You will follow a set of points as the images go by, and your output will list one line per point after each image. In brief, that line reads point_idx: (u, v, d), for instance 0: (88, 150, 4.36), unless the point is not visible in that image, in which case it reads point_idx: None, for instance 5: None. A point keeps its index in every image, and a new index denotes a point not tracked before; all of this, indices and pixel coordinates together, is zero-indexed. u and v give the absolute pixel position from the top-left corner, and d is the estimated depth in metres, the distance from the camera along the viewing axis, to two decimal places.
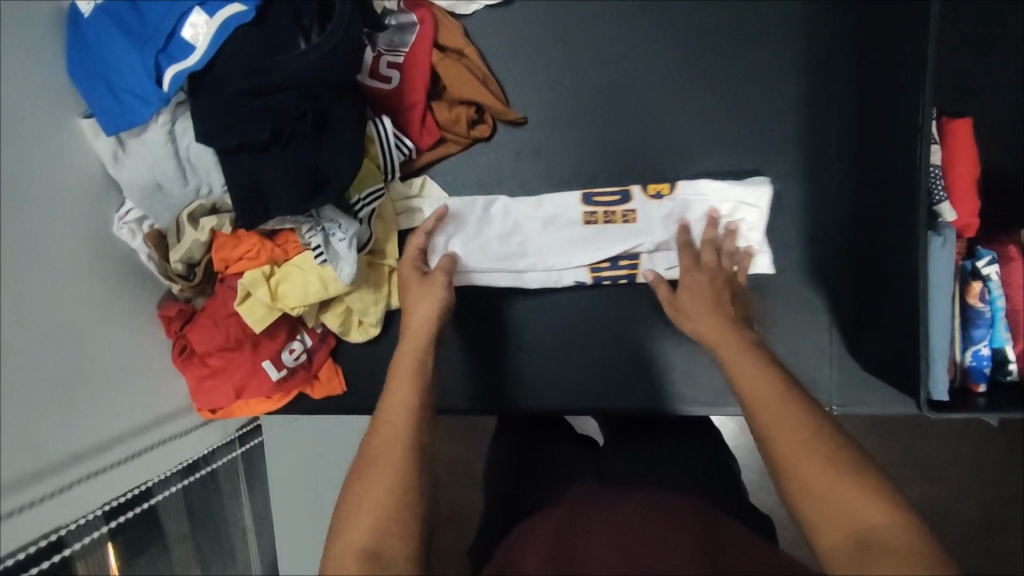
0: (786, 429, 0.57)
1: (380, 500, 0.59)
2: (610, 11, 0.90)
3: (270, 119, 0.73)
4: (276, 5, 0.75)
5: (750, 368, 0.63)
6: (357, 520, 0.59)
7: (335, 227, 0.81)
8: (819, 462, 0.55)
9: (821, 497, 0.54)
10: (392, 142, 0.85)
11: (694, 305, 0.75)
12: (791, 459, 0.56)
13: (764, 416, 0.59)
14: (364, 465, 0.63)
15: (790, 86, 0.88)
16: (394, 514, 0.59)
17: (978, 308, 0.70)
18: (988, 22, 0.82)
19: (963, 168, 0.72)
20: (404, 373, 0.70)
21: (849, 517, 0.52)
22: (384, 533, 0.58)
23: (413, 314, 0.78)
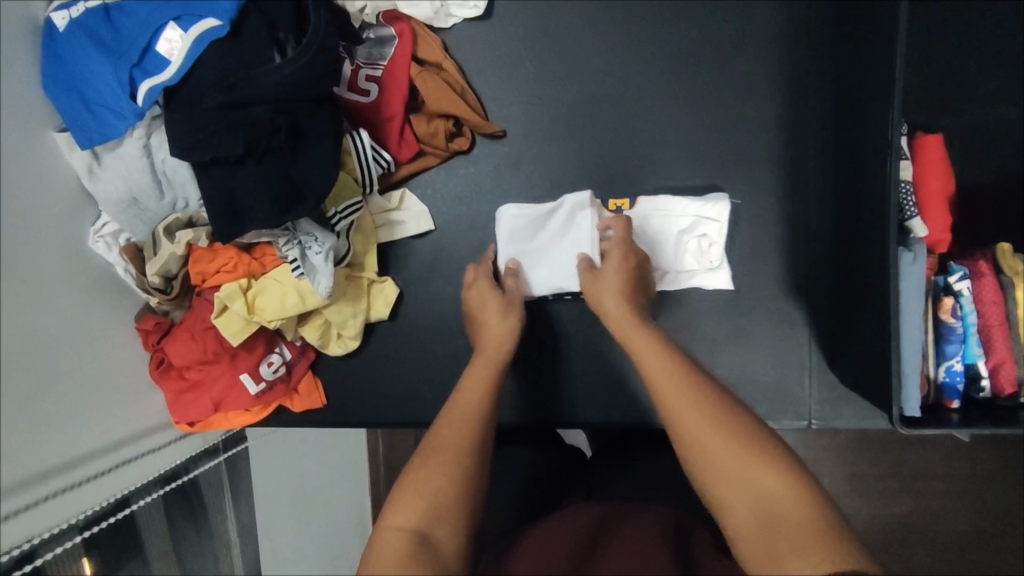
0: (694, 413, 0.59)
1: (438, 486, 0.58)
2: (589, 26, 0.91)
3: (242, 134, 0.72)
4: (251, 19, 0.75)
5: (658, 357, 0.65)
6: (407, 503, 0.57)
7: (312, 240, 0.81)
8: (726, 443, 0.57)
9: (725, 475, 0.56)
10: (369, 154, 0.85)
11: (613, 279, 0.77)
12: (696, 441, 0.58)
13: (671, 404, 0.61)
14: (425, 451, 0.61)
15: (768, 100, 0.88)
16: (444, 510, 0.57)
17: (950, 324, 0.70)
18: (961, 37, 0.83)
19: (934, 183, 0.72)
20: (475, 383, 0.71)
21: (757, 497, 0.54)
22: (434, 520, 0.56)
23: (489, 325, 0.81)
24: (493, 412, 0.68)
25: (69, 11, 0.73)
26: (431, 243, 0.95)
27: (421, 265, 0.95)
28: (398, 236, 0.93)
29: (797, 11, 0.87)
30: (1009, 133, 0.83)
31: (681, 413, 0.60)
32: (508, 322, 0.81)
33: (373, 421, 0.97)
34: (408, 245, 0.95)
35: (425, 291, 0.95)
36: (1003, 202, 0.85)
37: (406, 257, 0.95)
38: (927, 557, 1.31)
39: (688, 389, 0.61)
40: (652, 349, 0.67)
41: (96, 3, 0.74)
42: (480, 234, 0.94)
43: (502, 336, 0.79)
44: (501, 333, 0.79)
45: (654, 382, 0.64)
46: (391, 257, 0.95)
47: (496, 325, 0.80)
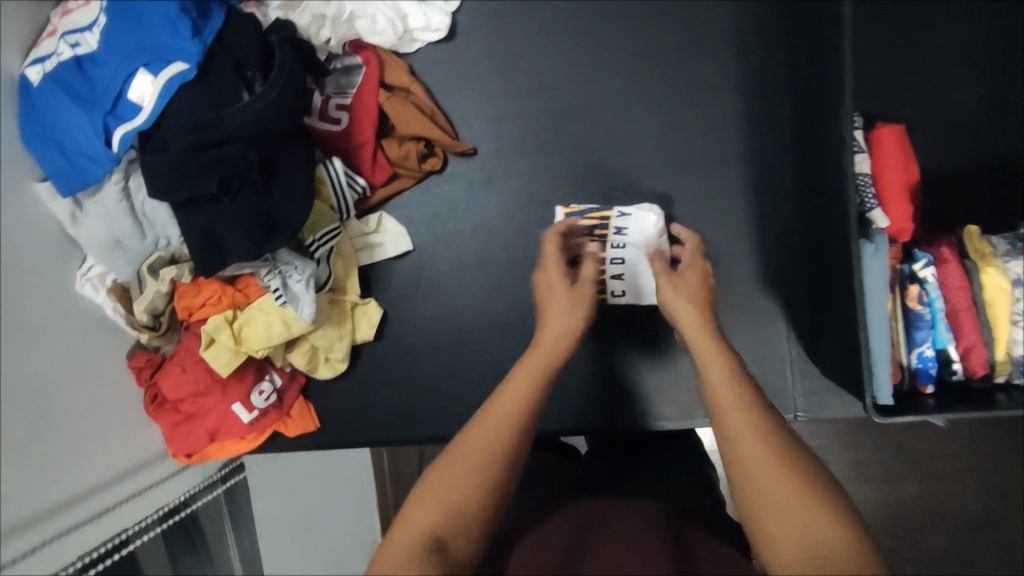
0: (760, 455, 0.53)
1: (460, 490, 0.52)
2: (551, 40, 0.93)
3: (216, 173, 0.76)
4: (217, 61, 0.78)
5: (725, 384, 0.60)
6: (426, 506, 0.51)
7: (292, 270, 0.84)
8: (791, 484, 0.51)
9: (777, 507, 0.50)
10: (343, 181, 0.87)
11: (677, 297, 0.74)
12: (758, 480, 0.52)
13: (732, 440, 0.55)
14: (456, 447, 0.56)
15: (730, 101, 0.90)
16: (466, 516, 0.51)
17: (918, 311, 0.71)
18: (911, 28, 0.84)
19: (892, 172, 0.73)
20: (525, 374, 0.62)
21: (809, 532, 0.48)
22: (456, 525, 0.51)
23: (552, 317, 0.72)
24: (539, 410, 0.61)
25: (43, 65, 0.74)
26: (411, 263, 0.97)
27: (403, 284, 0.97)
28: (378, 258, 0.95)
29: (751, 14, 0.89)
30: (966, 118, 0.85)
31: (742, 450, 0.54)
32: (569, 319, 0.71)
33: (366, 441, 0.98)
34: (389, 266, 0.97)
35: (408, 310, 0.97)
36: (968, 185, 0.86)
37: (388, 278, 0.97)
38: (937, 539, 1.31)
39: (755, 426, 0.55)
40: (720, 371, 0.61)
41: (68, 55, 0.75)
42: (459, 251, 0.96)
43: (563, 331, 0.69)
44: (563, 321, 0.70)
45: (719, 411, 0.58)
46: (373, 279, 0.97)
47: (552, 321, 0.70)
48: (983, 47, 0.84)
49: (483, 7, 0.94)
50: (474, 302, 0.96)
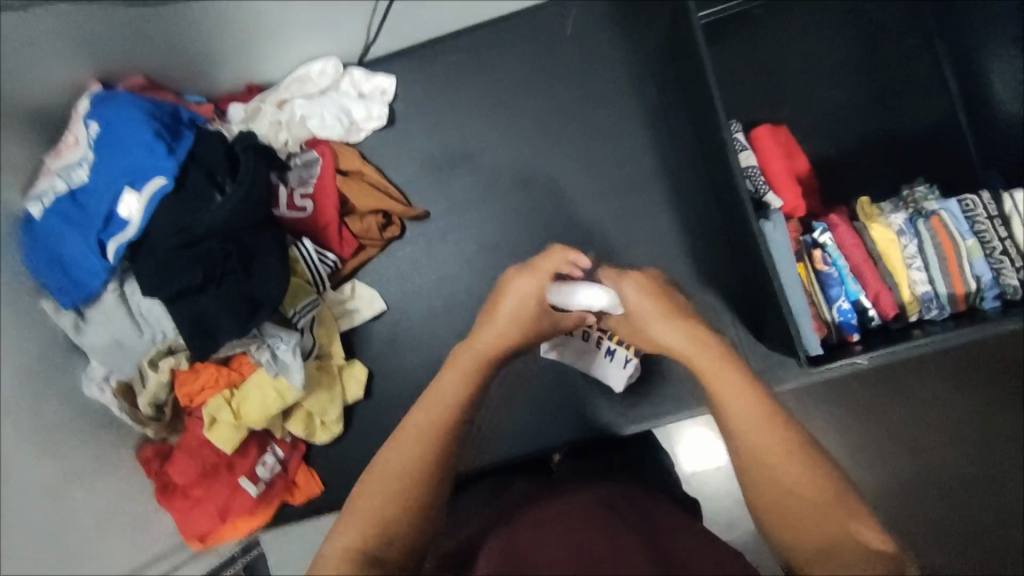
0: (768, 448, 0.57)
1: (381, 507, 0.57)
2: (477, 108, 1.07)
3: (199, 266, 0.87)
4: (191, 173, 0.89)
5: (727, 377, 0.62)
6: (356, 522, 0.56)
7: (278, 341, 0.92)
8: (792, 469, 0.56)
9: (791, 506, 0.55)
10: (315, 258, 0.99)
11: (647, 304, 0.74)
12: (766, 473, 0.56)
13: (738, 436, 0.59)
14: (374, 469, 0.59)
15: (637, 132, 1.04)
16: (391, 527, 0.56)
17: (825, 271, 0.81)
18: (775, 42, 0.98)
19: (776, 161, 0.86)
20: (444, 387, 0.65)
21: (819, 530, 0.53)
22: (383, 538, 0.56)
23: (485, 332, 0.73)
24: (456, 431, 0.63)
25: (42, 201, 0.80)
26: (386, 321, 1.06)
27: (383, 341, 1.06)
28: (357, 321, 1.05)
29: (640, 57, 1.04)
30: (835, 111, 0.98)
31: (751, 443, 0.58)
32: (507, 333, 0.73)
33: None
34: (367, 328, 1.07)
35: (391, 364, 1.06)
36: (853, 164, 0.97)
37: (368, 339, 1.06)
38: None
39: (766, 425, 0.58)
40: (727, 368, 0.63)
41: (62, 189, 0.82)
42: (428, 303, 1.06)
43: (493, 341, 0.72)
44: (492, 335, 0.73)
45: (726, 404, 0.61)
46: (355, 342, 1.06)
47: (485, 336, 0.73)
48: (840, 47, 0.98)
49: (412, 93, 1.08)
50: (448, 346, 1.05)
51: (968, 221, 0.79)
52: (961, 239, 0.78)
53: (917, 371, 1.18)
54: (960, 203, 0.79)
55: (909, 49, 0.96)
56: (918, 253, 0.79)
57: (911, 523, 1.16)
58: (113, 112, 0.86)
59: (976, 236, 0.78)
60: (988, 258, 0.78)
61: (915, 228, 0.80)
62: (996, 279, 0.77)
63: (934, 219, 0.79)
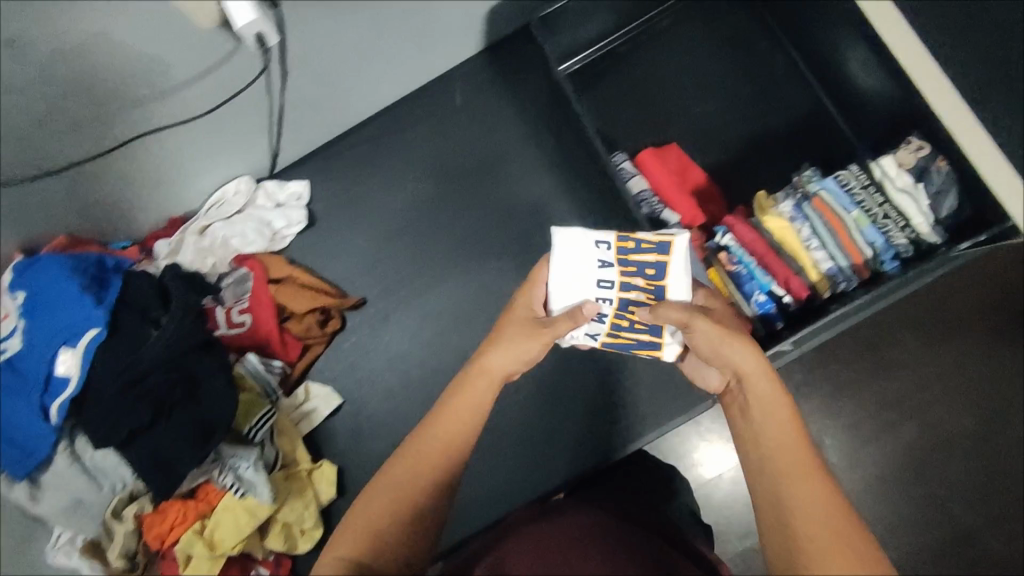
0: (810, 498, 0.54)
1: (380, 524, 0.59)
2: (388, 191, 1.12)
3: (147, 404, 0.87)
4: (123, 316, 0.91)
5: (780, 408, 0.60)
6: (350, 535, 0.58)
7: (239, 461, 0.93)
8: (818, 499, 0.54)
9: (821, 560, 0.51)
10: (262, 369, 1.01)
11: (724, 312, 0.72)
12: (794, 518, 0.54)
13: (772, 463, 0.58)
14: (382, 479, 0.62)
15: (542, 179, 1.09)
16: (382, 543, 0.58)
17: (735, 270, 0.85)
18: (645, 70, 1.06)
19: (660, 172, 0.94)
20: (470, 406, 0.67)
21: None
22: (374, 553, 0.57)
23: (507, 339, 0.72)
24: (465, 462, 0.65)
25: None
26: (346, 414, 1.08)
27: (347, 434, 1.07)
28: (317, 421, 1.06)
29: (529, 109, 1.10)
30: (715, 121, 1.03)
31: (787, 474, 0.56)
32: (512, 349, 0.71)
33: None
34: (328, 425, 1.07)
35: (361, 453, 1.06)
36: (743, 163, 1.02)
37: (331, 435, 1.07)
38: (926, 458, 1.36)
39: (801, 470, 0.56)
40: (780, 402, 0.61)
41: None
42: (383, 387, 1.08)
43: (510, 357, 0.71)
44: (517, 349, 0.71)
45: (770, 437, 0.59)
46: (319, 441, 1.07)
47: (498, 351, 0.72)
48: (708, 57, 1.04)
49: (325, 192, 1.12)
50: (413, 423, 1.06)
51: (848, 194, 0.84)
52: (846, 213, 0.83)
53: (867, 340, 1.24)
54: (837, 180, 0.84)
55: (766, 49, 1.03)
56: (813, 234, 0.84)
57: (900, 484, 1.20)
58: (38, 274, 0.86)
59: (858, 206, 0.83)
60: (874, 224, 0.83)
61: (804, 212, 0.85)
62: (887, 241, 0.82)
63: (816, 200, 0.84)
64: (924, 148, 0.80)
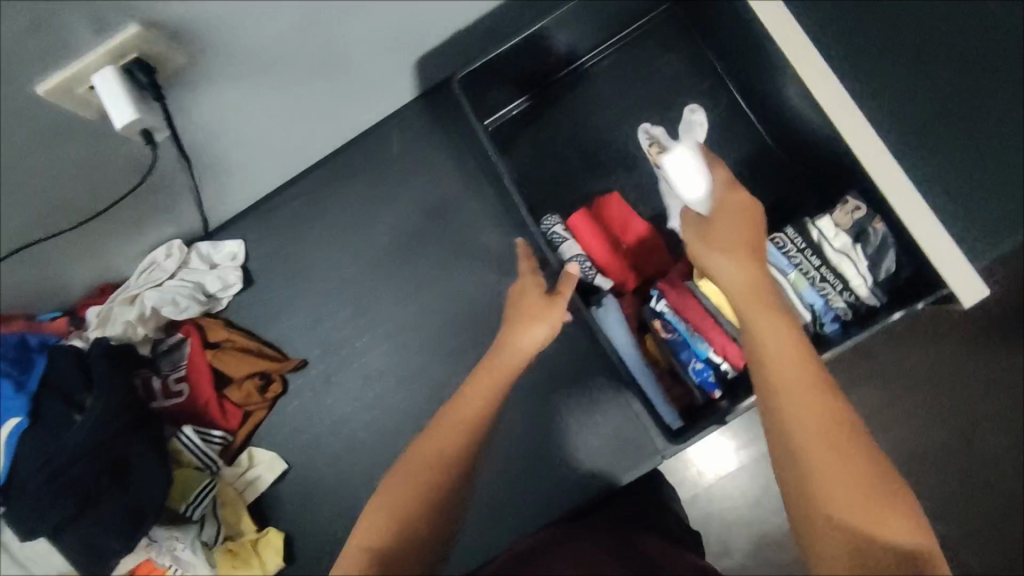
0: (809, 398, 0.58)
1: (415, 493, 0.65)
2: (327, 248, 1.08)
3: (71, 493, 0.85)
4: (45, 400, 0.88)
5: (770, 321, 0.65)
6: (376, 522, 0.63)
7: (175, 543, 0.92)
8: (817, 402, 0.57)
9: (824, 463, 0.54)
10: (200, 442, 0.99)
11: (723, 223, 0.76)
12: (798, 418, 0.57)
13: (799, 432, 0.56)
14: (413, 455, 0.68)
15: (483, 231, 1.06)
16: (417, 506, 0.64)
17: (671, 337, 0.84)
18: (584, 116, 1.02)
19: (585, 226, 0.92)
20: (490, 386, 0.76)
21: (851, 495, 0.52)
22: (412, 516, 0.63)
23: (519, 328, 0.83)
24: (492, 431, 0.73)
25: None
26: (290, 480, 1.05)
27: (292, 501, 1.04)
28: (262, 488, 1.04)
29: (468, 160, 1.07)
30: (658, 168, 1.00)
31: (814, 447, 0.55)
32: (535, 332, 0.82)
33: None
34: (273, 492, 1.05)
35: (308, 522, 1.04)
36: None
37: (276, 502, 1.04)
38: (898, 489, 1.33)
39: (803, 376, 0.59)
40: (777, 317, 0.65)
41: None
42: (328, 452, 1.05)
43: (525, 344, 0.81)
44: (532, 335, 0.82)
45: (766, 348, 0.62)
46: (264, 509, 1.04)
47: (517, 338, 0.82)
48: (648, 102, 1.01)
49: (263, 252, 1.09)
50: (359, 489, 1.03)
51: (785, 256, 0.80)
52: (783, 276, 0.80)
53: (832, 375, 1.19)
54: (773, 242, 0.81)
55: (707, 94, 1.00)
56: None
57: None
58: None
59: (795, 268, 0.80)
60: (813, 285, 0.80)
61: None
62: (827, 305, 0.80)
63: None
64: (860, 209, 0.77)
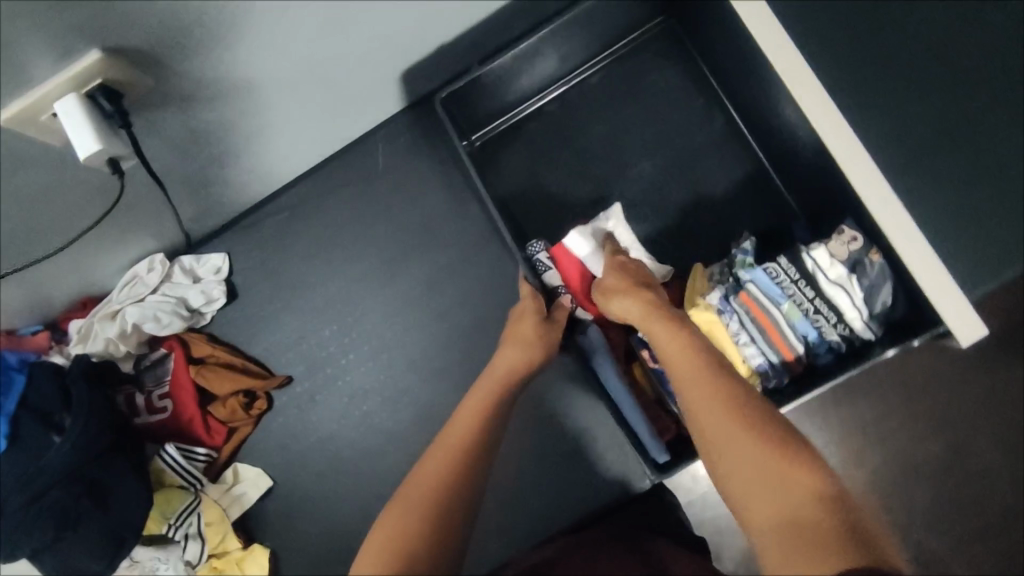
0: (702, 402, 0.60)
1: (417, 515, 0.60)
2: (312, 262, 1.06)
3: (49, 517, 0.84)
4: (24, 421, 0.86)
5: (671, 339, 0.68)
6: (381, 541, 0.59)
7: (158, 562, 0.95)
8: (711, 404, 0.60)
9: (732, 459, 0.56)
10: (183, 461, 0.97)
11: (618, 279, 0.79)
12: (703, 426, 0.59)
13: (706, 438, 0.59)
14: (414, 479, 0.64)
15: (471, 248, 1.04)
16: (421, 531, 0.59)
17: (658, 367, 0.84)
18: (571, 138, 1.01)
19: (570, 262, 0.87)
20: (480, 400, 0.74)
21: (760, 487, 0.53)
22: (416, 541, 0.58)
23: (513, 346, 0.80)
24: (494, 446, 0.69)
25: None
26: (276, 497, 1.04)
27: (278, 518, 1.03)
28: (247, 505, 1.02)
29: (455, 176, 1.05)
30: (650, 185, 0.99)
31: (719, 447, 0.57)
32: (527, 357, 0.79)
33: None
34: (258, 509, 1.04)
35: (293, 539, 1.03)
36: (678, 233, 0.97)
37: (262, 519, 1.04)
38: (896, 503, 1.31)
39: (702, 381, 0.62)
40: (673, 334, 0.69)
41: None
42: (313, 469, 1.04)
43: (515, 362, 0.78)
44: (518, 355, 0.79)
45: (671, 368, 0.66)
46: (250, 526, 1.03)
47: (504, 359, 0.79)
48: (633, 126, 1.00)
49: (248, 266, 1.07)
50: (343, 508, 1.02)
51: (778, 287, 0.78)
52: (775, 307, 0.78)
53: None
54: (766, 271, 0.78)
55: (694, 117, 0.99)
56: (741, 329, 0.79)
57: None
58: None
59: (788, 298, 0.77)
60: (807, 317, 0.77)
61: (731, 305, 0.79)
62: (821, 336, 0.78)
63: (743, 294, 0.79)
64: (857, 241, 0.74)
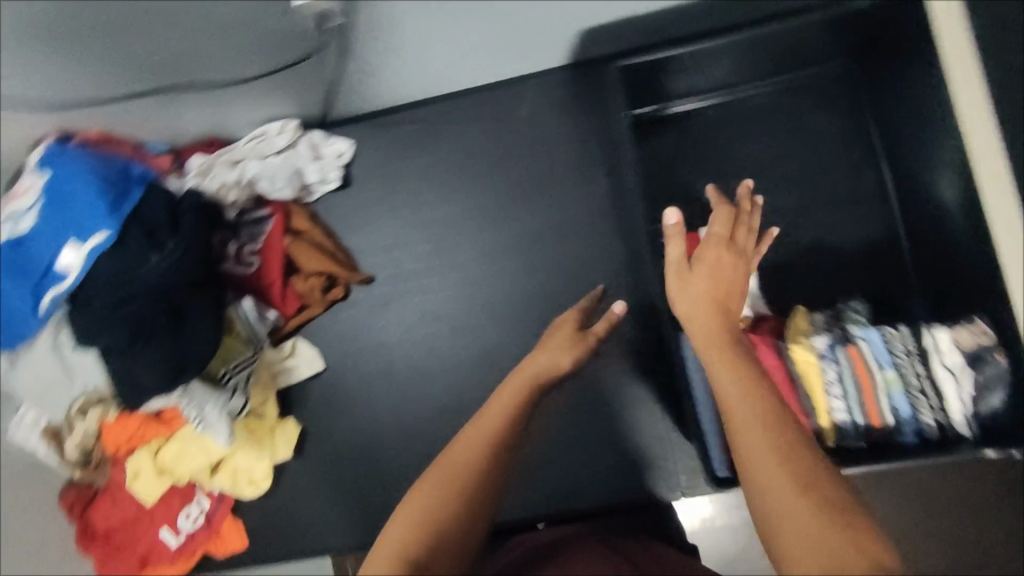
0: (753, 436, 0.55)
1: (452, 482, 0.61)
2: (429, 177, 1.08)
3: (128, 326, 0.86)
4: (132, 228, 0.88)
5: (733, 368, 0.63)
6: (420, 499, 0.60)
7: (207, 402, 0.92)
8: (762, 440, 0.54)
9: (776, 502, 0.50)
10: (254, 317, 1.00)
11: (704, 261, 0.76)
12: (749, 460, 0.53)
13: (758, 494, 0.52)
14: (449, 455, 0.65)
15: (583, 216, 1.04)
16: (456, 493, 0.60)
17: None
18: (719, 144, 1.01)
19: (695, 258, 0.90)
20: (519, 384, 0.77)
21: (805, 535, 0.47)
22: (451, 502, 0.59)
23: (547, 350, 0.85)
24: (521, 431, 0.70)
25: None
26: (322, 382, 1.07)
27: (317, 402, 1.07)
28: (294, 379, 1.06)
29: (592, 142, 1.05)
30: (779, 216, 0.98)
31: (766, 498, 0.51)
32: (560, 361, 0.84)
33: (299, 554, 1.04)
34: (303, 386, 1.08)
35: (325, 425, 1.06)
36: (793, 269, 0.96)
37: (303, 398, 1.07)
38: None
39: (752, 411, 0.57)
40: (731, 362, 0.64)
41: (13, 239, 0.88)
42: (365, 368, 1.07)
43: (551, 364, 0.82)
44: (555, 358, 0.83)
45: (722, 395, 0.61)
46: (290, 400, 1.07)
47: (540, 358, 0.83)
48: (784, 154, 0.99)
49: (368, 160, 1.09)
50: (379, 413, 1.05)
51: (888, 352, 0.78)
52: (879, 371, 0.77)
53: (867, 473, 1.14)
54: (881, 334, 0.79)
55: (847, 167, 0.98)
56: (838, 381, 0.78)
57: None
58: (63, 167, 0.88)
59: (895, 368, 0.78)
60: (907, 392, 0.77)
61: (836, 354, 0.78)
62: (914, 415, 0.77)
63: (852, 347, 0.78)
64: (988, 335, 0.73)
